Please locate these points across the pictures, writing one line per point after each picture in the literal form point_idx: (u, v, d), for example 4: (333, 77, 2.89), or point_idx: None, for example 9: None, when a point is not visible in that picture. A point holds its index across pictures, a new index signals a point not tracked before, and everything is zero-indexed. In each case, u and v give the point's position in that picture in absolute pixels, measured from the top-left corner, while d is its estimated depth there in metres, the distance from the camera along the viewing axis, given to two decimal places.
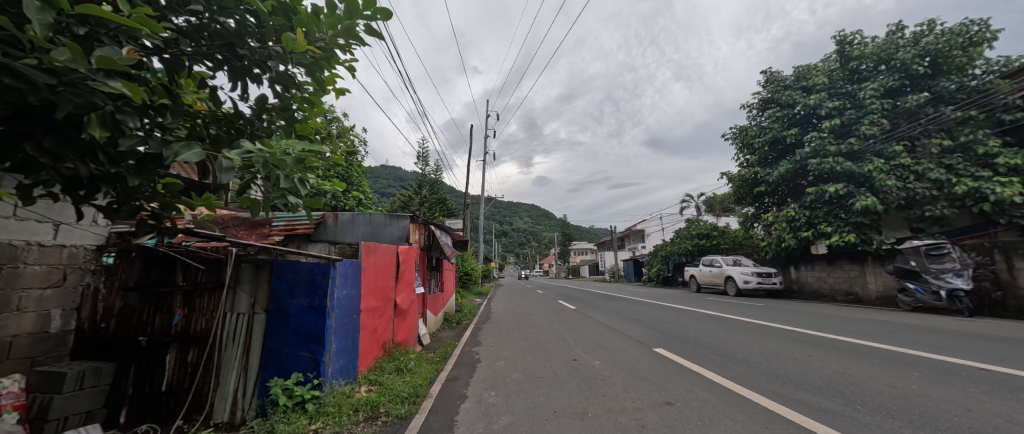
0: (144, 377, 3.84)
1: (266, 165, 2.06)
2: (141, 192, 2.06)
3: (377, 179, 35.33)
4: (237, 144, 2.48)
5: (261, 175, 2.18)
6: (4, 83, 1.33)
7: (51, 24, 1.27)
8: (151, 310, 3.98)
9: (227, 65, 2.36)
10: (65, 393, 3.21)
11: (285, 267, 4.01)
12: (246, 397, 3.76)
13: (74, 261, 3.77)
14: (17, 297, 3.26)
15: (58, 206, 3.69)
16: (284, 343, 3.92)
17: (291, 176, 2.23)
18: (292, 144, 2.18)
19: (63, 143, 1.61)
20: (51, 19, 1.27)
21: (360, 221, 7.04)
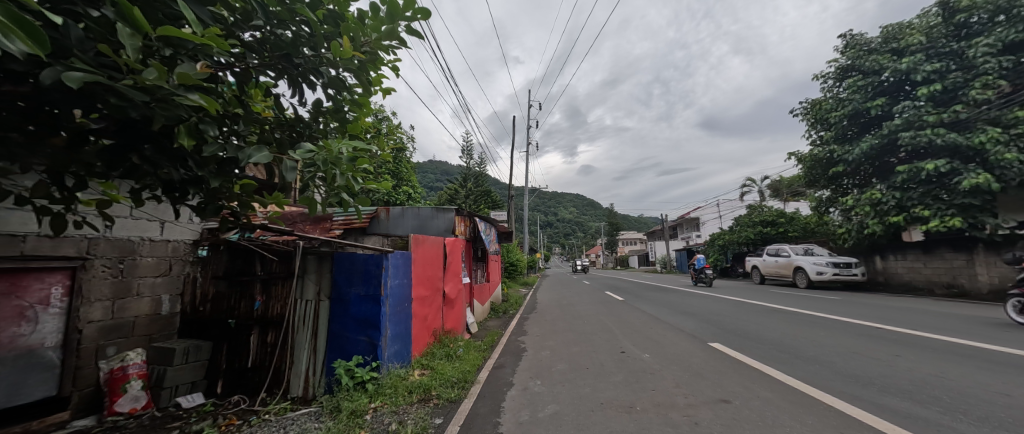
0: (233, 354, 4.39)
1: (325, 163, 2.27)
2: (224, 193, 2.34)
3: (427, 175, 36.72)
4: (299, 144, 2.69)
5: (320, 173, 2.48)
6: (110, 104, 1.55)
7: (141, 48, 1.46)
8: (236, 297, 4.52)
9: (287, 74, 2.57)
10: (174, 366, 3.93)
11: (343, 259, 4.34)
12: (317, 375, 4.14)
13: (176, 253, 4.48)
14: (136, 284, 4.04)
15: (163, 206, 4.40)
16: (345, 328, 4.26)
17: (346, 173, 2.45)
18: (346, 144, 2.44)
19: (159, 152, 1.87)
20: (140, 43, 1.46)
21: (409, 214, 7.40)
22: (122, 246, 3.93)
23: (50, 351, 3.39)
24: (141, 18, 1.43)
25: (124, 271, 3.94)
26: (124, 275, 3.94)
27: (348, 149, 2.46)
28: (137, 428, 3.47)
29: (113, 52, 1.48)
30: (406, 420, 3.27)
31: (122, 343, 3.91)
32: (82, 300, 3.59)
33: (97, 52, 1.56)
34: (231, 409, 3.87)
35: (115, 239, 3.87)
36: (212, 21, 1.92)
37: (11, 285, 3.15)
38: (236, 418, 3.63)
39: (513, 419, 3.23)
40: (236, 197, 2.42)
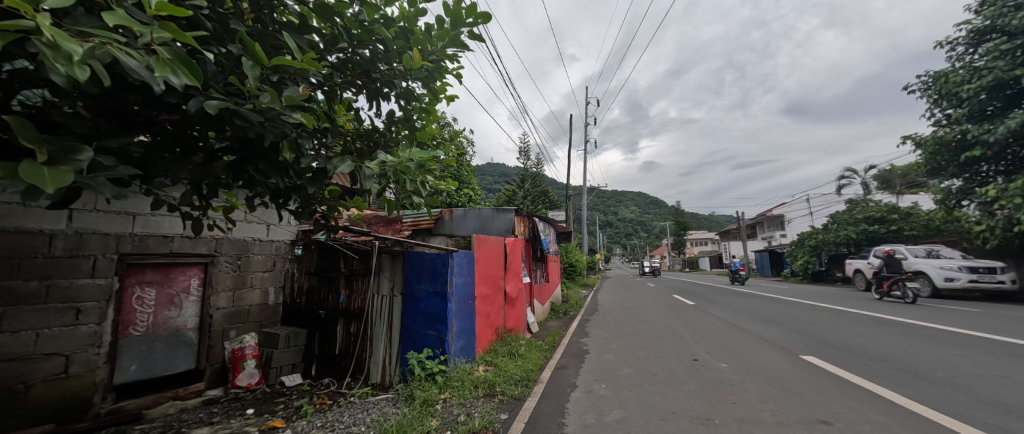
0: (323, 342, 4.90)
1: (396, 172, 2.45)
2: (316, 199, 2.71)
3: (485, 177, 37.60)
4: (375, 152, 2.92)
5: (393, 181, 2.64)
6: (234, 125, 1.82)
7: (259, 76, 1.70)
8: (325, 290, 5.02)
9: (366, 89, 2.81)
10: (279, 348, 4.65)
11: (413, 257, 4.64)
12: (392, 364, 4.47)
13: (278, 252, 5.15)
14: (249, 277, 4.78)
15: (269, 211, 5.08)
16: (415, 322, 4.54)
17: (413, 179, 2.63)
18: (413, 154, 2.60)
19: (269, 165, 2.16)
20: (257, 72, 1.70)
21: (471, 215, 7.66)
22: (239, 245, 4.66)
23: (190, 331, 4.25)
24: (261, 52, 1.66)
25: (241, 266, 4.69)
26: (240, 270, 4.69)
27: (415, 156, 2.62)
28: (250, 399, 4.18)
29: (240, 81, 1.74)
30: (474, 412, 3.41)
31: (240, 327, 4.69)
32: (212, 289, 4.40)
33: (225, 81, 1.83)
34: (324, 390, 4.38)
35: (235, 239, 4.64)
36: (308, 47, 2.17)
37: (164, 276, 4.05)
38: (327, 397, 4.10)
39: (579, 421, 3.23)
40: (323, 201, 2.75)
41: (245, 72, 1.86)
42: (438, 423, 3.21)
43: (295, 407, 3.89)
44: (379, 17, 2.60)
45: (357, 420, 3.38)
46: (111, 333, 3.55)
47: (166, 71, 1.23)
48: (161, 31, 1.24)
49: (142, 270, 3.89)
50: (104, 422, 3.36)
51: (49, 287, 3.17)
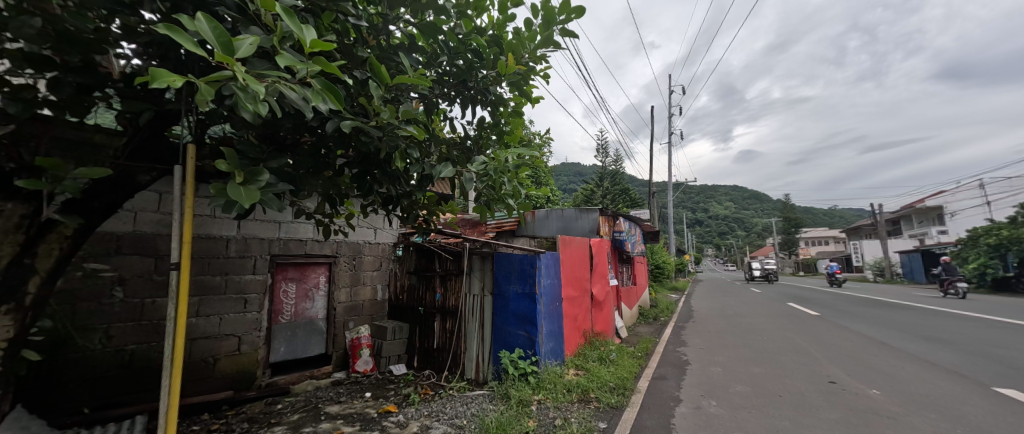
0: (423, 336, 5.30)
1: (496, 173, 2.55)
2: (418, 206, 3.00)
3: (562, 177, 37.29)
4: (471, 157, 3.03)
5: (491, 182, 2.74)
6: (358, 139, 2.02)
7: (382, 94, 1.86)
8: (423, 289, 5.44)
9: (461, 97, 2.93)
10: (388, 340, 5.17)
11: (502, 258, 4.77)
12: (486, 362, 4.64)
13: (383, 253, 5.70)
14: (362, 275, 5.38)
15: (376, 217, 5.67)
16: (506, 322, 4.65)
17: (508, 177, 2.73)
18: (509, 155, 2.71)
19: (383, 173, 2.38)
20: (380, 90, 1.86)
21: (553, 216, 7.68)
22: (352, 246, 5.27)
23: (320, 321, 4.95)
24: (386, 73, 1.81)
25: (355, 266, 5.30)
26: (355, 268, 5.31)
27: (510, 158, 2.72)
28: (367, 383, 4.70)
29: (366, 102, 1.93)
30: (571, 418, 3.39)
31: (357, 319, 5.32)
32: (335, 285, 5.05)
33: (353, 103, 2.06)
34: (425, 380, 4.75)
35: (350, 241, 5.25)
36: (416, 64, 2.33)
37: (302, 273, 4.78)
38: (430, 388, 4.43)
39: None
40: (424, 206, 3.03)
41: (371, 93, 2.06)
42: (535, 425, 3.25)
43: (404, 394, 4.27)
44: (475, 27, 2.71)
45: (458, 413, 3.58)
46: (267, 320, 4.38)
47: (320, 100, 1.45)
48: (313, 65, 1.43)
49: (285, 268, 4.63)
50: (263, 393, 4.13)
51: (228, 280, 4.02)
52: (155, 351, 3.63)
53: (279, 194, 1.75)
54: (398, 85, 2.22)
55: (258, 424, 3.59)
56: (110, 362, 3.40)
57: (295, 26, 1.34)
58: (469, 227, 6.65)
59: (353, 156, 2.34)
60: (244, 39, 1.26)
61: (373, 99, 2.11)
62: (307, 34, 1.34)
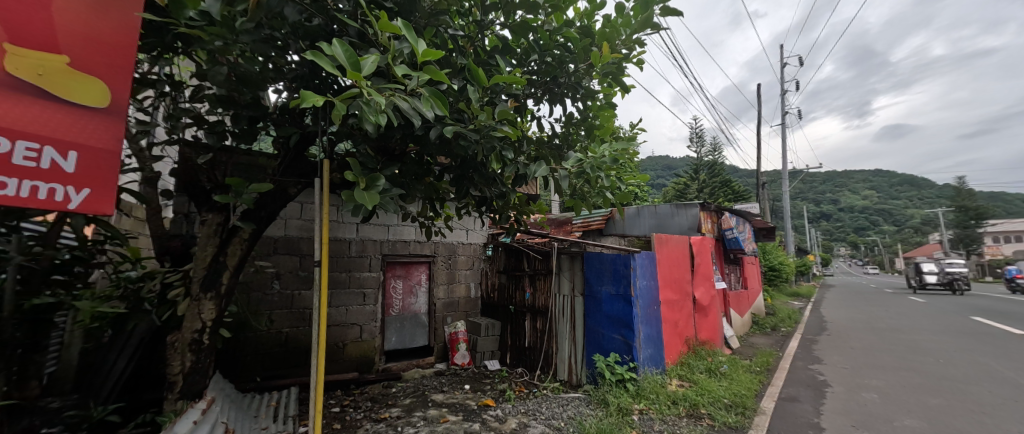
0: (515, 334, 5.39)
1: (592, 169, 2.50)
2: (511, 206, 3.05)
3: (651, 171, 35.05)
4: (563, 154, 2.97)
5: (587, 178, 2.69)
6: (457, 144, 2.11)
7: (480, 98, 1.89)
8: (513, 288, 5.55)
9: (551, 94, 2.89)
10: (482, 336, 5.39)
11: (593, 258, 4.61)
12: (579, 365, 4.54)
13: (474, 253, 5.91)
14: (456, 274, 5.69)
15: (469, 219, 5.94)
16: (599, 324, 4.47)
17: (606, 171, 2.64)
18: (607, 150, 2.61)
19: (479, 176, 2.46)
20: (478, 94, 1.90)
21: (646, 213, 7.25)
22: (447, 246, 5.62)
23: (423, 315, 5.40)
24: (483, 75, 1.83)
25: (450, 265, 5.63)
26: (451, 267, 5.65)
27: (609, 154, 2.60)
28: (465, 376, 4.96)
29: (465, 107, 1.99)
30: None
31: (454, 315, 5.64)
32: (434, 282, 5.45)
33: (455, 109, 2.14)
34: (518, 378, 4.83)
35: (446, 242, 5.61)
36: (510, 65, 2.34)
37: (406, 271, 5.29)
38: (524, 386, 4.50)
39: None
40: (515, 207, 3.08)
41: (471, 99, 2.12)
42: None
43: (499, 389, 4.39)
44: (565, 20, 2.63)
45: (555, 414, 3.54)
46: (381, 313, 4.94)
47: (429, 107, 1.53)
48: (424, 74, 1.49)
49: (393, 267, 5.19)
50: (381, 377, 4.69)
51: (351, 276, 4.69)
52: (303, 335, 4.29)
53: (393, 197, 1.95)
54: (493, 88, 2.27)
55: (378, 404, 4.00)
56: (272, 341, 4.12)
57: (407, 38, 1.41)
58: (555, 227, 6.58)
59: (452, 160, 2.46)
60: (367, 57, 1.37)
61: (472, 104, 2.17)
62: (418, 44, 1.40)
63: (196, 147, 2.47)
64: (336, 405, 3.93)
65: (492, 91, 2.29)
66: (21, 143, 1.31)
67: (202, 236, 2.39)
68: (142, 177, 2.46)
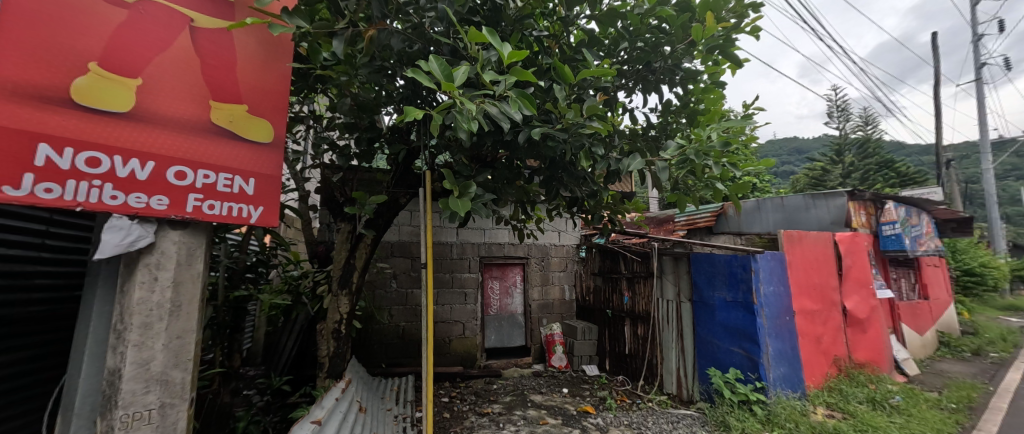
0: (613, 340, 5.20)
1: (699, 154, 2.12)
2: (603, 205, 2.94)
3: (774, 158, 30.29)
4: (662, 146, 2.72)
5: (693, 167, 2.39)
6: (547, 144, 2.10)
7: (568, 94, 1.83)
8: (610, 291, 5.36)
9: (645, 82, 2.70)
10: (579, 340, 5.31)
11: (702, 260, 4.18)
12: (689, 379, 4.12)
13: (568, 255, 5.86)
14: (550, 276, 5.71)
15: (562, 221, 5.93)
16: (713, 334, 3.99)
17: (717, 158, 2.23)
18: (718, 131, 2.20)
19: (569, 176, 2.43)
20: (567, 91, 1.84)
21: (769, 207, 6.33)
22: (540, 248, 5.68)
23: (519, 315, 5.55)
24: (569, 72, 1.79)
25: (544, 267, 5.68)
26: (545, 269, 5.69)
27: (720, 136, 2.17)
28: (563, 379, 4.92)
29: (551, 107, 1.97)
30: None
31: (549, 316, 5.65)
32: (528, 284, 5.56)
33: (542, 110, 2.15)
34: (618, 387, 4.66)
35: (538, 244, 5.67)
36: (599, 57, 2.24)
37: (502, 272, 5.51)
38: (626, 396, 4.29)
39: None
40: (609, 206, 2.96)
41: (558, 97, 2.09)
42: None
43: (598, 397, 4.25)
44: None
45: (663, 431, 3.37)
46: (481, 311, 5.25)
47: (516, 108, 1.55)
48: (511, 77, 1.50)
49: (490, 268, 5.46)
50: (483, 373, 4.93)
51: (454, 277, 5.09)
52: (417, 328, 4.75)
53: (486, 203, 2.04)
54: (580, 84, 2.22)
55: (482, 399, 4.22)
56: (392, 333, 4.66)
57: (494, 44, 1.44)
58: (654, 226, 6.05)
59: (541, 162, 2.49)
60: (459, 68, 1.43)
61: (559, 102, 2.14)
62: (505, 48, 1.42)
63: (328, 168, 2.90)
64: (445, 395, 4.26)
65: (578, 87, 2.24)
66: (224, 174, 1.63)
67: (339, 242, 2.81)
68: (300, 197, 3.02)
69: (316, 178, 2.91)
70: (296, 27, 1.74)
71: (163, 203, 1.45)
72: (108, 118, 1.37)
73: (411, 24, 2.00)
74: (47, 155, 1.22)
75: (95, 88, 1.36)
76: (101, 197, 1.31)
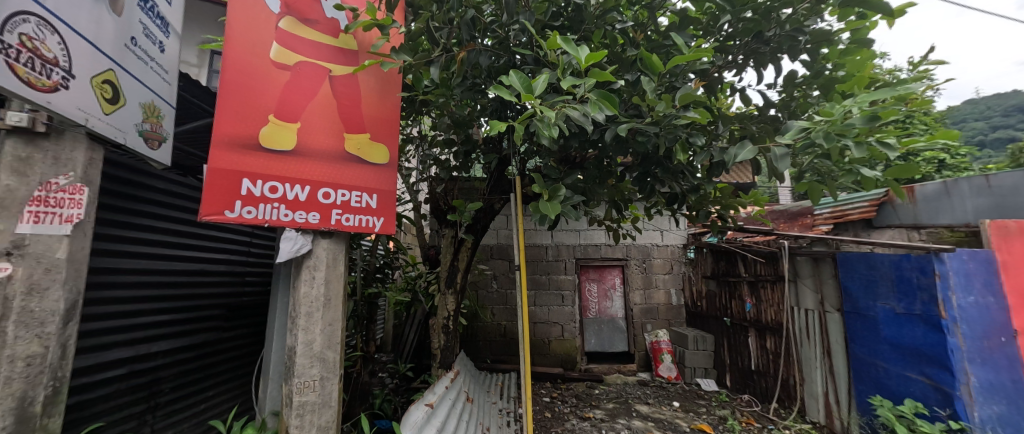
0: (735, 352, 4.68)
1: (828, 138, 1.48)
2: (711, 199, 2.67)
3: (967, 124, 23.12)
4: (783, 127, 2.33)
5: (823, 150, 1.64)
6: (638, 140, 2.01)
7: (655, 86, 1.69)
8: (727, 296, 4.86)
9: (756, 56, 2.34)
10: (690, 349, 4.91)
11: (855, 260, 3.32)
12: (844, 408, 3.34)
13: (673, 256, 5.46)
14: (654, 278, 5.40)
15: (665, 220, 5.56)
16: (878, 354, 3.08)
17: (865, 138, 1.57)
18: (863, 96, 1.43)
19: (665, 170, 2.28)
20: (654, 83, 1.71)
21: (955, 190, 3.18)
22: (641, 249, 5.43)
23: (621, 319, 5.40)
24: (658, 61, 1.58)
25: (645, 269, 5.40)
26: (646, 271, 5.40)
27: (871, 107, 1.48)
28: (674, 391, 4.63)
29: (640, 100, 1.82)
30: None
31: (654, 322, 5.35)
32: (629, 287, 5.36)
33: (630, 105, 2.06)
34: (745, 407, 4.17)
35: (638, 245, 5.44)
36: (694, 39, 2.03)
37: (600, 274, 5.44)
38: (753, 419, 3.83)
39: None
40: (717, 200, 2.69)
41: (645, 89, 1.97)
42: None
43: (719, 416, 3.92)
44: None
45: None
46: (579, 314, 5.26)
47: (598, 110, 1.53)
48: (590, 79, 1.51)
49: (587, 270, 5.43)
50: (584, 376, 4.89)
51: (550, 278, 5.19)
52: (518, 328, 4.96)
53: (576, 205, 2.04)
54: (672, 71, 1.98)
55: (583, 403, 4.20)
56: (496, 331, 4.96)
57: (570, 50, 1.45)
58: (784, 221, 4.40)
59: (634, 159, 2.40)
60: (538, 78, 1.47)
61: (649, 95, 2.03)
62: (581, 52, 1.42)
63: (434, 180, 3.21)
64: (546, 395, 4.36)
65: (670, 75, 2.00)
66: (355, 192, 1.95)
67: (445, 246, 3.11)
68: (413, 207, 3.44)
69: (424, 190, 3.25)
70: (402, 61, 2.00)
71: (316, 217, 1.82)
72: (282, 155, 1.79)
73: (496, 40, 2.13)
74: (247, 186, 1.69)
75: (273, 134, 1.79)
76: (279, 215, 1.74)
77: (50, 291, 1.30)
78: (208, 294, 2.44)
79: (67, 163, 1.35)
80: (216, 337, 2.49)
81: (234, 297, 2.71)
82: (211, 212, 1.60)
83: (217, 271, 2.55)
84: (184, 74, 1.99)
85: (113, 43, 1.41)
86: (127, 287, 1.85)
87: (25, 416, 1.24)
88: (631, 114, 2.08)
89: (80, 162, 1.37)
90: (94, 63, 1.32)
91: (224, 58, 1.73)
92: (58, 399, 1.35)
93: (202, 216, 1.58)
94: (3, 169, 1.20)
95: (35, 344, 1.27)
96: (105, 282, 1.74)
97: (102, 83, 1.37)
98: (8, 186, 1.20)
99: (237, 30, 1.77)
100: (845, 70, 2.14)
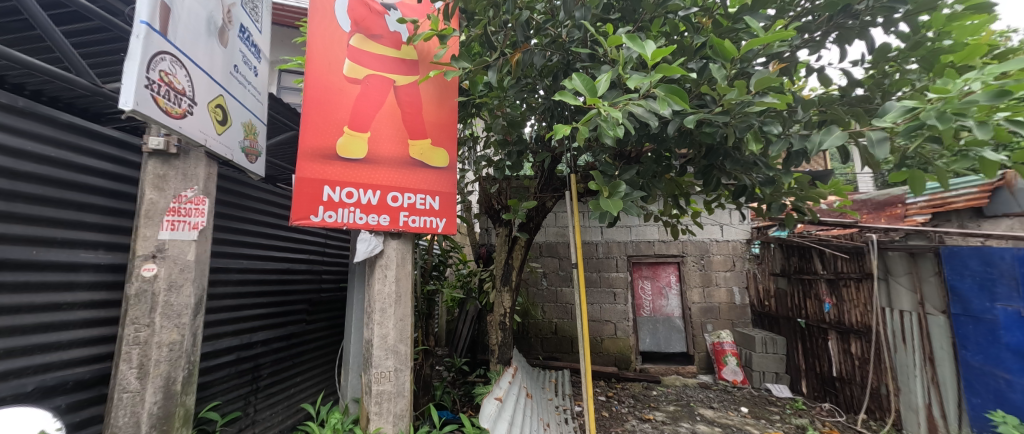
0: (812, 356, 4.31)
1: (943, 119, 1.27)
2: (784, 191, 2.47)
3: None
4: (874, 110, 2.09)
5: (933, 132, 1.46)
6: (706, 131, 1.92)
7: (723, 74, 1.59)
8: (801, 296, 4.50)
9: (840, 31, 2.11)
10: (757, 352, 4.60)
11: (966, 256, 2.91)
12: (950, 422, 2.98)
13: (736, 252, 5.13)
14: (714, 276, 5.11)
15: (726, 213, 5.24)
16: (998, 363, 2.69)
17: (988, 118, 1.36)
18: (991, 69, 1.25)
19: (735, 163, 2.14)
20: (723, 70, 1.61)
21: None
22: (698, 246, 5.17)
23: (677, 318, 5.22)
24: (732, 47, 1.47)
25: (704, 265, 5.14)
26: (705, 268, 5.14)
27: (996, 82, 1.29)
28: (740, 396, 4.37)
29: (709, 88, 1.73)
30: None
31: (715, 322, 5.08)
32: (685, 284, 5.14)
33: (695, 96, 2.00)
34: (826, 417, 3.84)
35: (696, 240, 5.18)
36: (767, 20, 1.88)
37: (654, 272, 5.28)
38: (837, 430, 3.53)
39: None
40: (792, 191, 2.49)
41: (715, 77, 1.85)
42: None
43: (796, 425, 3.66)
44: None
45: None
46: (632, 312, 5.14)
47: (666, 104, 1.48)
48: (657, 74, 1.45)
49: (640, 267, 5.33)
50: (639, 377, 4.75)
51: (601, 276, 5.12)
52: (569, 325, 4.93)
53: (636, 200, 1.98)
54: (744, 56, 1.84)
55: (641, 403, 4.09)
56: (548, 328, 4.98)
57: (637, 46, 1.40)
58: (870, 212, 3.80)
59: (698, 150, 2.29)
60: (601, 78, 1.45)
61: (716, 82, 1.92)
62: (647, 49, 1.36)
63: (486, 180, 3.26)
64: (601, 394, 4.29)
65: (742, 61, 1.87)
66: (420, 195, 2.06)
67: (499, 244, 3.19)
68: (467, 206, 3.54)
69: (476, 191, 3.29)
70: (462, 69, 2.07)
71: (386, 220, 1.96)
72: (357, 163, 1.94)
73: (549, 38, 2.13)
74: (328, 193, 1.86)
75: (349, 144, 1.94)
76: (355, 218, 1.89)
77: (184, 287, 1.52)
78: (295, 290, 2.70)
79: (193, 178, 1.56)
80: (303, 329, 2.74)
81: (315, 293, 2.96)
82: (299, 217, 1.78)
83: (301, 270, 2.80)
84: (272, 95, 2.22)
85: (221, 71, 1.63)
86: (233, 284, 2.11)
87: (169, 393, 1.47)
88: (696, 104, 2.02)
89: (202, 176, 1.59)
90: (209, 90, 1.53)
91: (306, 79, 1.91)
92: (190, 380, 1.58)
93: (292, 221, 1.77)
94: (147, 186, 1.45)
95: (174, 332, 1.49)
96: (215, 281, 1.98)
97: (215, 107, 1.58)
98: (152, 200, 1.45)
99: (316, 52, 1.94)
100: (953, 38, 1.88)
